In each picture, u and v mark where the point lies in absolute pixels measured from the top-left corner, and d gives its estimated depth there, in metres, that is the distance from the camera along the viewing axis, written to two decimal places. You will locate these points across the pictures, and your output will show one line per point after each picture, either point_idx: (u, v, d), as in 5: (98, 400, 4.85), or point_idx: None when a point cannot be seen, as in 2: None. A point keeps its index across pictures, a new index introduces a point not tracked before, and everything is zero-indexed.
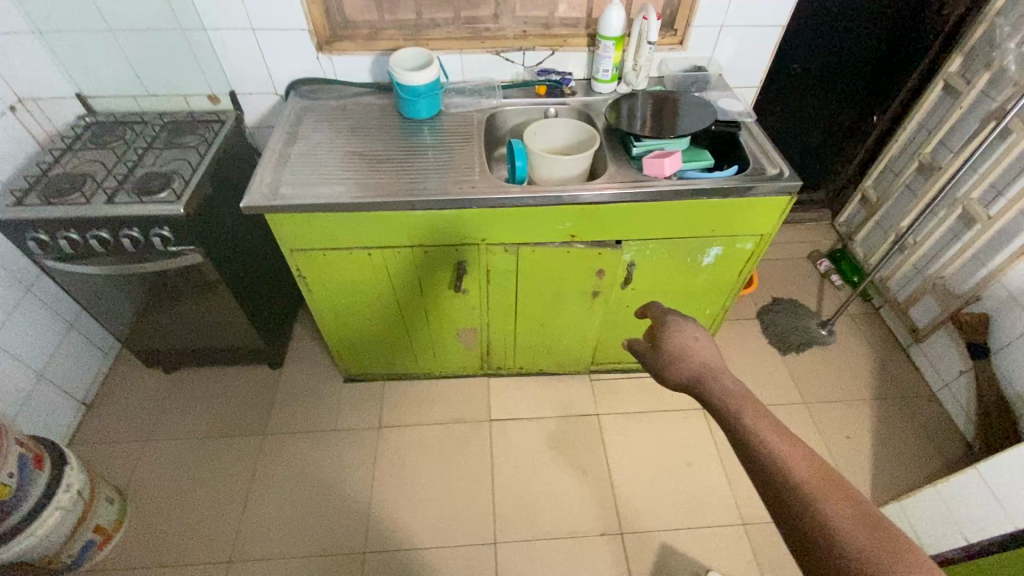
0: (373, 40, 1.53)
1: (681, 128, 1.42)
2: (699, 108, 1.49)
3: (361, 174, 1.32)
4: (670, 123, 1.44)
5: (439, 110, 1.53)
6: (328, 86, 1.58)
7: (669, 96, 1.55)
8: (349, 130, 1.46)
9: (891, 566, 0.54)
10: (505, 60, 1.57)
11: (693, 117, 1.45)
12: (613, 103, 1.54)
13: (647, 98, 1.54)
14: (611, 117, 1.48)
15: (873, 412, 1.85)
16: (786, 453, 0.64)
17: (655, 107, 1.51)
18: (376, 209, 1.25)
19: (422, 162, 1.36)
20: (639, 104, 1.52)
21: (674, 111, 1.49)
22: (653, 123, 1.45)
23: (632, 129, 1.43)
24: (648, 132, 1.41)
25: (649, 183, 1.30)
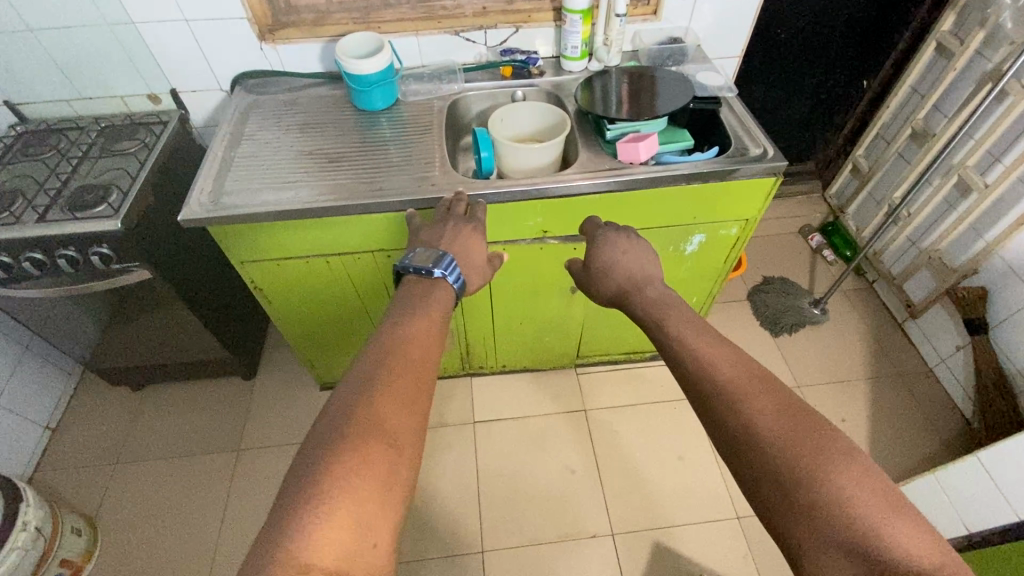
0: (320, 26, 1.41)
1: (657, 108, 1.31)
2: (676, 84, 1.38)
3: (312, 176, 1.21)
4: (646, 103, 1.33)
5: (396, 99, 1.41)
6: (276, 79, 1.48)
7: (644, 72, 1.43)
8: (299, 126, 1.35)
9: (800, 445, 0.64)
10: (466, 41, 1.45)
11: (670, 95, 1.35)
12: (585, 83, 1.43)
13: (621, 76, 1.43)
14: (583, 100, 1.38)
15: (868, 392, 1.80)
16: (718, 361, 0.75)
17: (629, 85, 1.40)
18: (328, 215, 1.15)
19: (379, 160, 1.26)
20: (612, 84, 1.41)
21: (649, 89, 1.38)
22: (628, 104, 1.34)
23: (605, 112, 1.33)
24: (622, 114, 1.30)
25: (624, 170, 1.21)
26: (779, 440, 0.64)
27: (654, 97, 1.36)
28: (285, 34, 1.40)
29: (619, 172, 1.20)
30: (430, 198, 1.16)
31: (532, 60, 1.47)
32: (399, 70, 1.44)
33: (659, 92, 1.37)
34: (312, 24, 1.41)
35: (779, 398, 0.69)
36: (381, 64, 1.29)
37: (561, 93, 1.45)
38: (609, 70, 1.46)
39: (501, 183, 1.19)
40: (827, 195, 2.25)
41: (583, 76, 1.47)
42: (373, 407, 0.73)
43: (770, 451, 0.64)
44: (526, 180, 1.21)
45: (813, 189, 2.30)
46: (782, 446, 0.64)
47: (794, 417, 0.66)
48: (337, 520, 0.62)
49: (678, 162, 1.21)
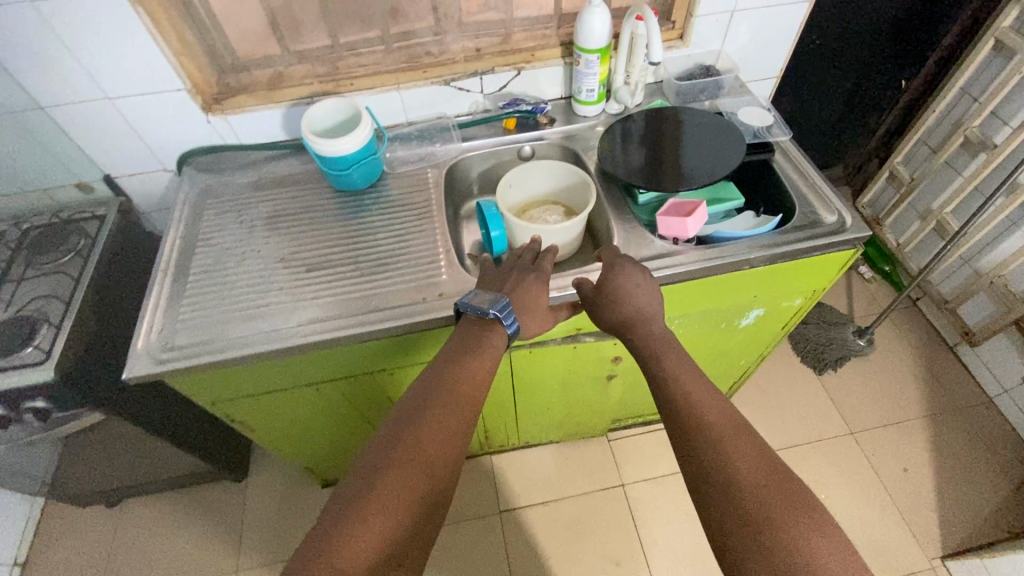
0: (277, 89, 1.15)
1: (701, 169, 1.08)
2: (717, 130, 1.14)
3: (289, 295, 0.98)
4: (686, 161, 1.10)
5: (379, 174, 1.16)
6: (231, 153, 1.22)
7: (675, 113, 1.19)
8: (265, 220, 1.09)
9: (772, 493, 0.65)
10: (459, 90, 1.21)
11: (712, 148, 1.12)
12: (607, 133, 1.19)
13: (649, 121, 1.18)
14: (607, 158, 1.14)
15: (927, 432, 1.64)
16: (700, 398, 0.76)
17: (661, 134, 1.16)
18: (314, 349, 0.92)
19: (368, 261, 1.02)
20: (640, 133, 1.17)
21: (685, 139, 1.14)
22: (664, 163, 1.11)
23: (639, 175, 1.09)
24: (660, 181, 1.07)
25: (674, 255, 0.99)
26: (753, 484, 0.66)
27: (694, 150, 1.12)
28: (235, 101, 1.14)
29: (669, 260, 0.98)
30: (439, 317, 0.93)
31: (540, 106, 1.23)
32: (382, 134, 1.19)
33: (698, 143, 1.13)
34: (268, 87, 1.15)
35: (759, 448, 0.70)
36: (348, 146, 1.04)
37: (577, 146, 1.22)
38: (631, 113, 1.22)
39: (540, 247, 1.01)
40: (857, 203, 2.04)
41: (602, 122, 1.23)
42: (418, 433, 0.70)
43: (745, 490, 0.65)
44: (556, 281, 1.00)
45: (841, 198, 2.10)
46: (758, 495, 0.64)
47: (769, 464, 0.68)
48: (363, 537, 0.60)
49: (738, 241, 0.99)
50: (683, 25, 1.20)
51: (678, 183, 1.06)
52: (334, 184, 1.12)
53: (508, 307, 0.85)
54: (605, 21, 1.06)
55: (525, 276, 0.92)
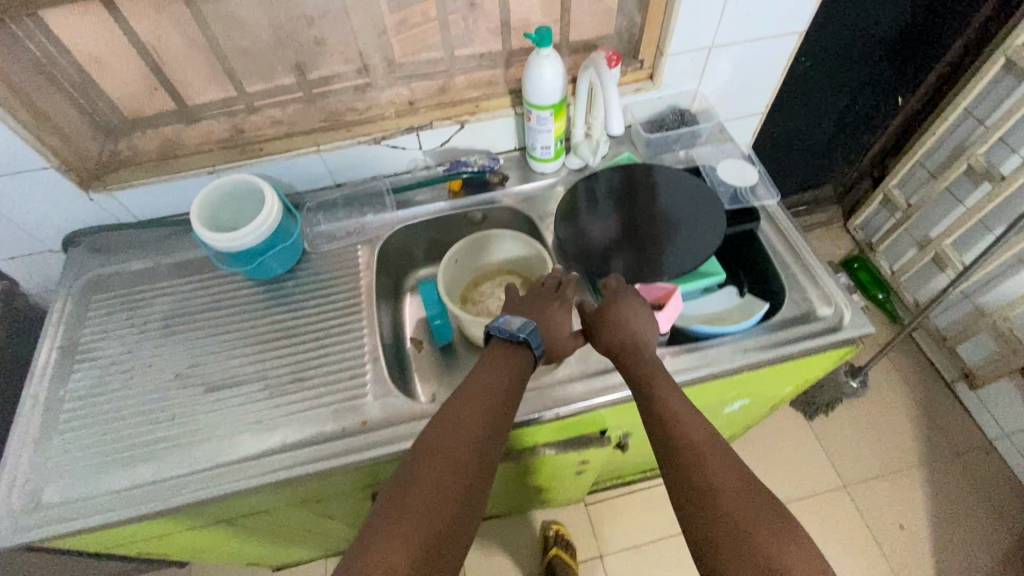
0: (171, 159, 0.96)
1: (675, 251, 0.92)
2: (695, 198, 0.97)
3: (185, 430, 0.81)
4: (658, 241, 0.93)
5: (295, 258, 0.98)
6: (126, 232, 1.03)
7: (646, 174, 1.01)
8: (163, 322, 0.92)
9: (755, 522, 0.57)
10: (392, 148, 1.03)
11: (687, 222, 0.95)
12: (566, 199, 1.01)
13: (616, 184, 1.01)
14: (565, 235, 0.97)
15: (924, 481, 1.54)
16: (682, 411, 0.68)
17: (629, 202, 0.99)
18: (213, 502, 0.76)
19: (281, 376, 0.85)
20: (605, 199, 1.00)
21: (657, 209, 0.97)
22: (632, 242, 0.94)
23: (603, 260, 0.93)
24: (627, 268, 0.91)
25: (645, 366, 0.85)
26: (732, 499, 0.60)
27: (667, 224, 0.95)
28: (121, 177, 0.95)
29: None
30: (364, 458, 0.77)
31: (488, 162, 1.05)
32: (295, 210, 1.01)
33: (672, 215, 0.96)
34: (159, 157, 0.96)
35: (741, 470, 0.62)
36: (229, 250, 0.87)
37: (534, 210, 1.05)
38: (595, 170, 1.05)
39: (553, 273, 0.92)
40: (850, 225, 1.91)
41: (562, 180, 1.06)
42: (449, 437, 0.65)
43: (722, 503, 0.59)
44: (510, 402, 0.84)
45: (832, 218, 1.95)
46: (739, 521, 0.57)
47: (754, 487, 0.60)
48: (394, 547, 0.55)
49: (716, 343, 0.83)
50: (653, 65, 1.03)
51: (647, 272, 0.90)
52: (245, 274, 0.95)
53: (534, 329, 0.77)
54: (557, 74, 0.88)
55: (549, 302, 0.83)
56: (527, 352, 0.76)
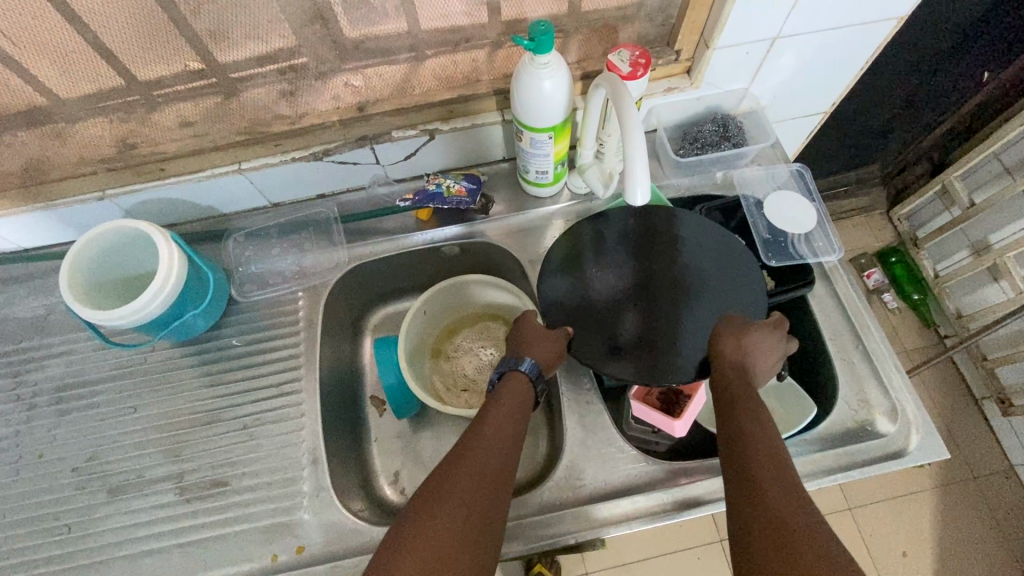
0: (44, 184, 0.72)
1: (692, 342, 0.67)
2: (729, 268, 0.72)
3: (85, 551, 0.66)
4: (673, 324, 0.69)
5: (217, 298, 0.75)
6: (9, 265, 0.81)
7: (670, 218, 0.75)
8: (56, 397, 0.74)
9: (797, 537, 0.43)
10: (340, 164, 0.78)
11: (716, 301, 0.70)
12: (559, 246, 0.75)
13: (628, 232, 0.75)
14: (549, 300, 0.72)
15: (936, 505, 1.44)
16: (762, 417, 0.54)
17: (642, 259, 0.73)
18: None
19: (200, 479, 0.69)
20: (610, 252, 0.74)
21: (677, 275, 0.72)
22: (638, 322, 0.69)
23: (594, 345, 0.68)
24: (626, 362, 0.67)
25: (654, 490, 0.67)
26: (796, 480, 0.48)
27: (687, 299, 0.70)
28: None
29: (654, 502, 0.66)
30: None
31: (467, 187, 0.79)
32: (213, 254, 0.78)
33: (697, 287, 0.71)
34: (26, 179, 0.72)
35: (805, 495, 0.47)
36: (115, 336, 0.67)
37: (524, 249, 0.83)
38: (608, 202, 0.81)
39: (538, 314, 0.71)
40: (894, 214, 1.66)
41: (561, 208, 0.84)
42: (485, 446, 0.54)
43: (775, 472, 0.49)
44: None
45: (874, 203, 1.69)
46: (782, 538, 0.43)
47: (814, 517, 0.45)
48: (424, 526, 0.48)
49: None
50: (690, 57, 0.76)
51: (652, 370, 0.66)
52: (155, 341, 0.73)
53: (515, 356, 0.64)
54: (558, 92, 0.63)
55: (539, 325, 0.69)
56: (522, 378, 0.62)
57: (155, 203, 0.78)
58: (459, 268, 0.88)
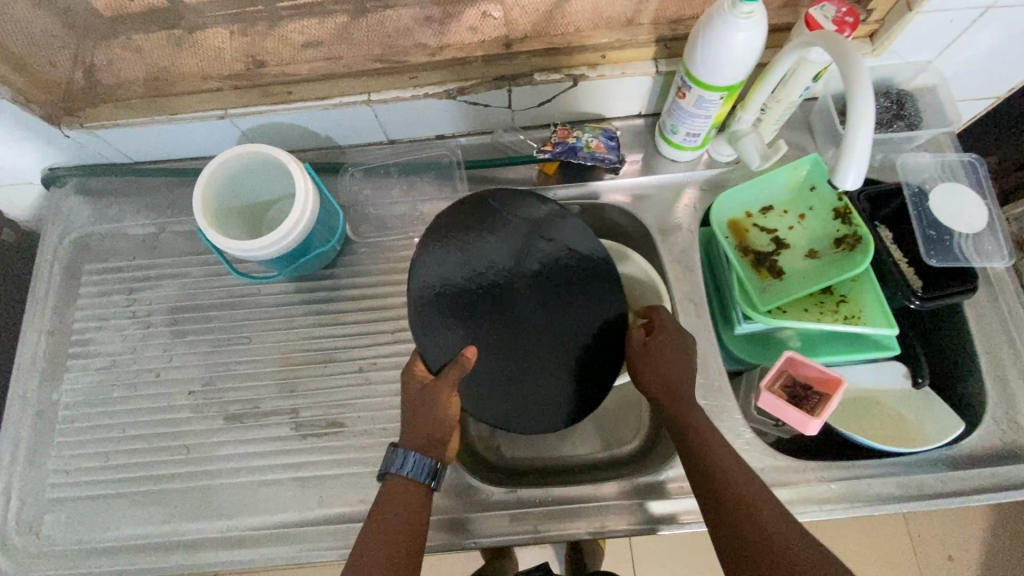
0: (167, 96, 0.68)
1: (575, 393, 0.62)
2: (606, 297, 0.63)
3: (204, 474, 0.67)
4: (554, 367, 0.62)
5: (328, 213, 0.70)
6: (122, 178, 0.79)
7: (551, 236, 0.64)
8: (170, 319, 0.73)
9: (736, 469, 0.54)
10: (471, 105, 0.72)
11: (595, 342, 0.63)
12: (434, 250, 0.63)
13: (509, 241, 0.64)
14: (430, 325, 0.61)
15: (994, 518, 1.41)
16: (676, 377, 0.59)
17: (522, 279, 0.63)
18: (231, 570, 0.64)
19: (315, 418, 0.69)
20: (487, 266, 0.63)
21: (551, 303, 0.63)
22: (518, 360, 0.62)
23: (479, 391, 0.61)
24: (507, 413, 0.61)
25: (781, 487, 0.65)
26: (751, 474, 0.54)
27: (567, 339, 0.62)
28: (99, 113, 0.68)
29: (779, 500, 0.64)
30: None
31: (606, 143, 0.73)
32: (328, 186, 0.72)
33: (558, 299, 0.63)
34: (149, 89, 0.68)
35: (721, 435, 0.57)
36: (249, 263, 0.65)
37: (652, 217, 0.77)
38: (731, 194, 0.74)
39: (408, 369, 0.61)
40: None
41: (697, 176, 0.77)
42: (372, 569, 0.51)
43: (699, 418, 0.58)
44: (597, 517, 0.64)
45: None
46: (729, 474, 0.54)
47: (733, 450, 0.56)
48: None
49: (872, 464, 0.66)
50: (879, 18, 0.67)
51: (532, 426, 0.61)
52: (282, 273, 0.70)
53: (400, 450, 0.57)
54: (750, 48, 0.55)
55: (426, 387, 0.58)
56: (407, 484, 0.56)
57: (273, 128, 0.73)
58: None
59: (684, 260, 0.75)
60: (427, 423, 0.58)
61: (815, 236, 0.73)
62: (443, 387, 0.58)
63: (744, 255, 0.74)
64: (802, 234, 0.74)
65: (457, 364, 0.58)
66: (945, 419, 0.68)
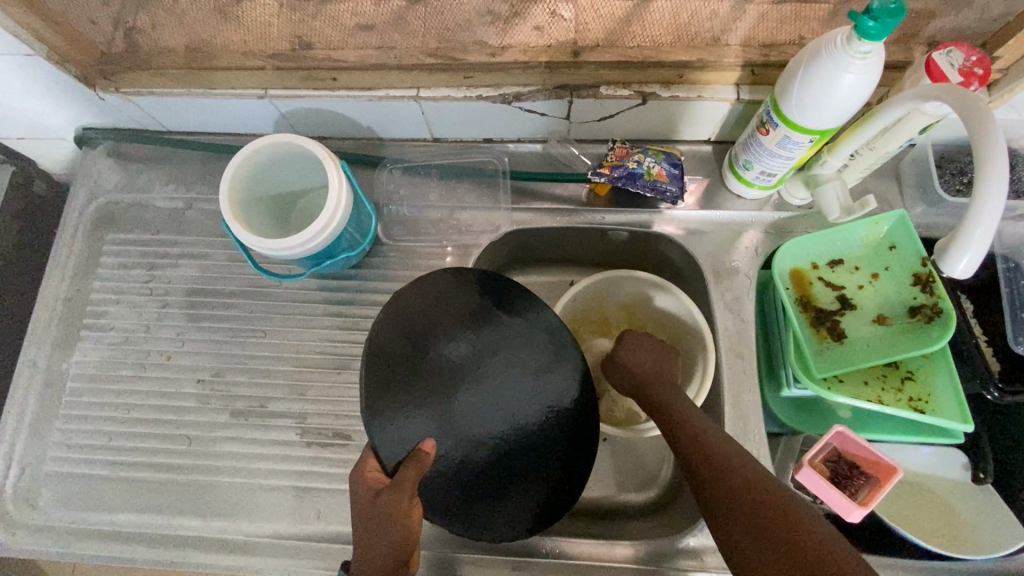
0: (206, 70, 0.64)
1: (544, 483, 0.56)
2: (570, 376, 0.58)
3: (204, 470, 0.64)
4: (521, 455, 0.57)
5: (358, 215, 0.65)
6: (155, 146, 0.75)
7: (505, 321, 0.60)
8: (188, 301, 0.71)
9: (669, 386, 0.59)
10: (526, 112, 0.66)
11: (567, 434, 0.57)
12: (388, 328, 0.58)
13: (463, 321, 0.59)
14: (382, 416, 0.55)
15: None
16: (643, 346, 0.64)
17: (478, 361, 0.58)
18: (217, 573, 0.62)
19: (323, 426, 0.65)
20: (442, 348, 0.58)
21: (514, 389, 0.58)
22: (480, 451, 0.56)
23: (440, 488, 0.55)
24: (474, 511, 0.55)
25: None
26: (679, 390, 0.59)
27: (536, 433, 0.57)
28: (134, 78, 0.65)
29: None
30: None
31: (669, 171, 0.67)
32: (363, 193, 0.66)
33: (515, 386, 0.58)
34: (187, 60, 0.63)
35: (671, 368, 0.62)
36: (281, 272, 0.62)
37: (706, 256, 0.70)
38: (790, 245, 0.66)
39: (355, 476, 0.52)
40: None
41: (763, 216, 0.70)
42: None
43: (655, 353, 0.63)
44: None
45: None
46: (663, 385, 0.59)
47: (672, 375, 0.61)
48: None
49: (913, 566, 0.60)
50: (1003, 68, 0.57)
51: (506, 531, 0.55)
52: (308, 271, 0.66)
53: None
54: (858, 91, 0.48)
55: (380, 496, 0.50)
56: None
57: (314, 113, 0.68)
58: (619, 258, 0.76)
59: (737, 308, 0.68)
60: (387, 537, 0.49)
61: (886, 300, 0.66)
62: (399, 496, 0.50)
63: (805, 311, 0.66)
64: (872, 295, 0.66)
65: (415, 463, 0.51)
66: (1009, 525, 0.60)
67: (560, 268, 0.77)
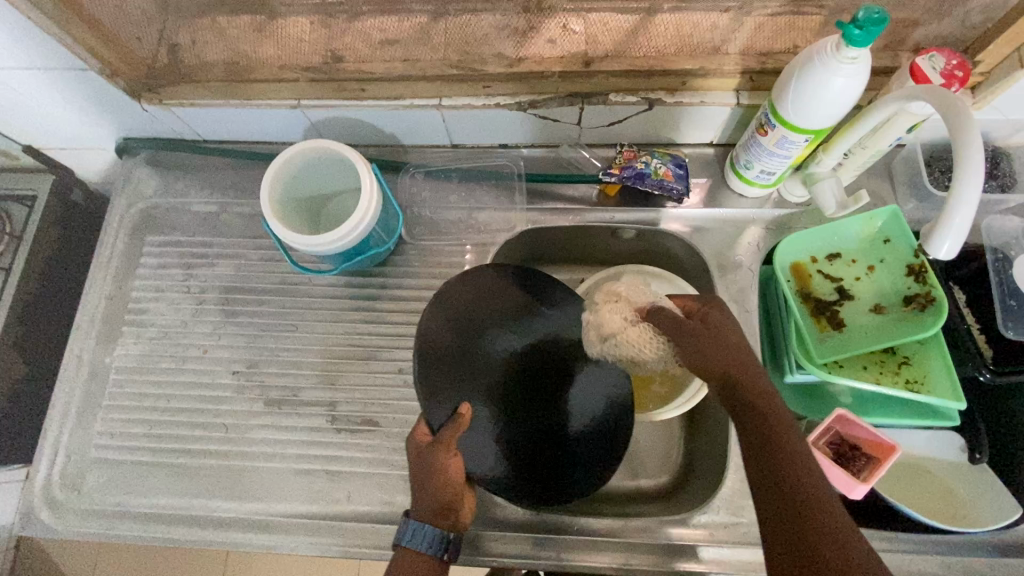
0: (243, 82, 0.69)
1: (585, 458, 0.61)
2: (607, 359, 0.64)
3: (238, 455, 0.68)
4: (556, 438, 0.61)
5: (387, 217, 0.70)
6: (190, 154, 0.80)
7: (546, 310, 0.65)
8: (223, 297, 0.75)
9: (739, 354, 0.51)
10: (542, 119, 0.70)
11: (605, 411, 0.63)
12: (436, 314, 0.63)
13: (511, 314, 0.64)
14: (434, 392, 0.59)
15: None
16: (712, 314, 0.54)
17: (524, 351, 0.63)
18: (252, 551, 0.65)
19: (351, 414, 0.69)
20: (490, 337, 0.63)
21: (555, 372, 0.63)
22: (523, 431, 0.61)
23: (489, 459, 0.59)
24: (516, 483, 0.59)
25: None
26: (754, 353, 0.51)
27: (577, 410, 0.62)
28: (178, 91, 0.70)
29: None
30: None
31: (675, 171, 0.71)
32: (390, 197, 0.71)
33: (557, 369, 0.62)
34: (228, 73, 0.69)
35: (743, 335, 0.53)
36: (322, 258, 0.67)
37: (711, 251, 0.74)
38: (789, 241, 0.70)
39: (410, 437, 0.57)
40: None
41: (763, 213, 0.75)
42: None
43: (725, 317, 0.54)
44: (623, 552, 0.63)
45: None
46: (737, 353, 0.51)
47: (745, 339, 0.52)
48: None
49: (914, 540, 0.63)
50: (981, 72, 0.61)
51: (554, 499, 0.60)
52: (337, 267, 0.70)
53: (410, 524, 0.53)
54: (848, 94, 0.53)
55: (424, 451, 0.55)
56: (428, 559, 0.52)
57: (342, 122, 0.73)
58: (629, 255, 0.80)
59: (741, 300, 0.72)
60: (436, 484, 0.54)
61: (881, 291, 0.70)
62: (442, 449, 0.55)
63: (805, 302, 0.70)
64: (868, 286, 0.70)
65: (454, 422, 0.55)
66: (1003, 499, 0.63)
67: (573, 265, 0.82)
